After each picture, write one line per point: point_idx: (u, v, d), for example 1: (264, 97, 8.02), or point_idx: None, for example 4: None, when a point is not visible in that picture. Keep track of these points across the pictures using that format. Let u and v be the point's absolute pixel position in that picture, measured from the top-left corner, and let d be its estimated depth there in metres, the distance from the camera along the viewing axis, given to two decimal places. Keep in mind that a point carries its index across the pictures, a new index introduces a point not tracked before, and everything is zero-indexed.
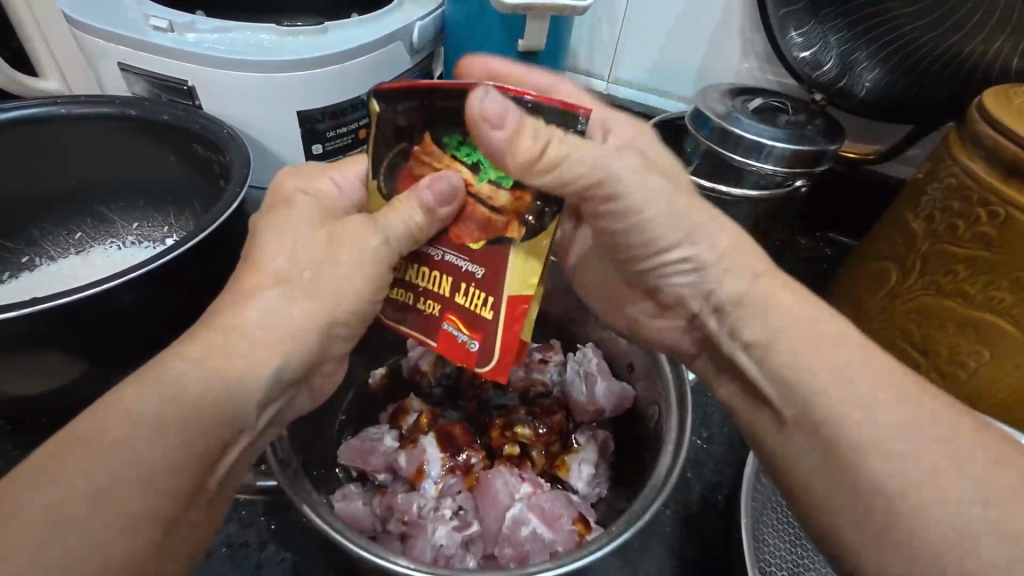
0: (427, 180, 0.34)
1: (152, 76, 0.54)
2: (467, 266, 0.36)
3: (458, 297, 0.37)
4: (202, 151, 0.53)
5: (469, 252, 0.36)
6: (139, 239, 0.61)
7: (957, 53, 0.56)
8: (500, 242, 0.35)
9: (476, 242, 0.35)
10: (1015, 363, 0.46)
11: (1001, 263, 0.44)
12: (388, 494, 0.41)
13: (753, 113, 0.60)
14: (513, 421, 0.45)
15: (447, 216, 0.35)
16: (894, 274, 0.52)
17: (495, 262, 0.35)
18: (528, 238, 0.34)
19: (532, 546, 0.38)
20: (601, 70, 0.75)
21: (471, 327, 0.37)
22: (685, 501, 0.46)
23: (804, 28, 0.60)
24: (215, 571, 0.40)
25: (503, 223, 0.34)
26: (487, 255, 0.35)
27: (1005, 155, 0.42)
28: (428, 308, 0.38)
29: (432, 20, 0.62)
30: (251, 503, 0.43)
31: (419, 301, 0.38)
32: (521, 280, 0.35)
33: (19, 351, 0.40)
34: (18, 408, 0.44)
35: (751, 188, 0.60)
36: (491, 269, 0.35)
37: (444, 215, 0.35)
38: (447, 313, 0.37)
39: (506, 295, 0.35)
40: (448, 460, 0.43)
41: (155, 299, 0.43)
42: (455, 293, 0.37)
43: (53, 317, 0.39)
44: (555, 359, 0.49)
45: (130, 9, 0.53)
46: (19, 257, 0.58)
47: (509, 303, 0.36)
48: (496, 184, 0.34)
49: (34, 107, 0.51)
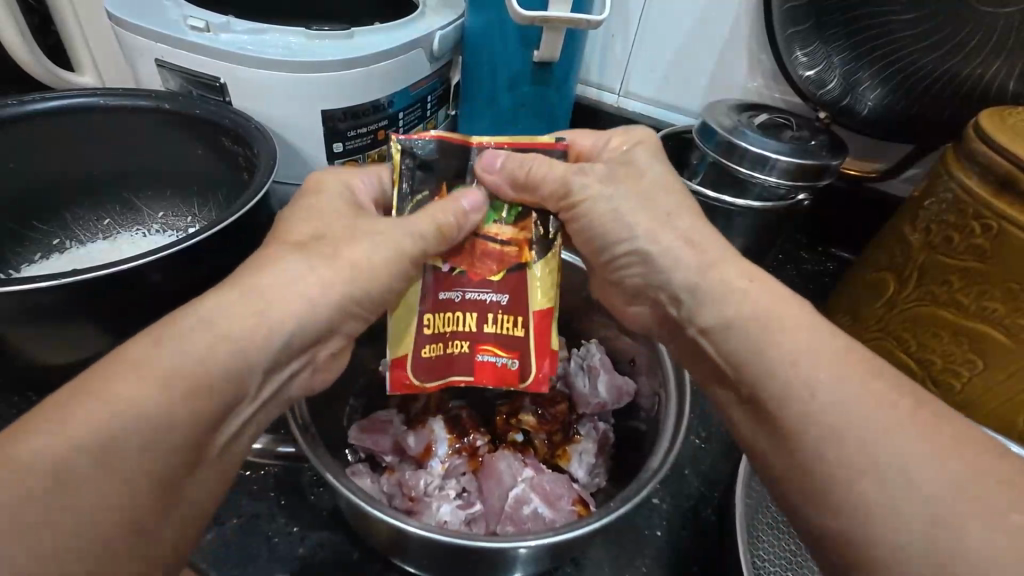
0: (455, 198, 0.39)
1: (187, 72, 0.57)
2: (484, 295, 0.42)
3: (488, 327, 0.42)
4: (229, 143, 0.56)
5: (494, 284, 0.42)
6: (164, 227, 0.63)
7: (955, 74, 0.58)
8: (517, 269, 0.41)
9: (496, 275, 0.42)
10: (1007, 372, 0.47)
11: (992, 275, 0.45)
12: (396, 473, 0.43)
13: (759, 127, 0.62)
14: (518, 410, 0.47)
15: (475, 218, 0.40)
16: (893, 284, 0.53)
17: (515, 287, 0.42)
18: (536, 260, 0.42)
19: (533, 524, 0.40)
20: (612, 83, 0.77)
21: (509, 353, 0.42)
22: (682, 495, 0.47)
23: (809, 48, 0.63)
24: (227, 539, 0.41)
25: (514, 253, 0.41)
26: (508, 283, 0.42)
27: (997, 171, 0.43)
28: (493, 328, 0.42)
29: (452, 29, 0.64)
30: (264, 478, 0.45)
31: (489, 321, 0.42)
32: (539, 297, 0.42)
33: (52, 321, 0.43)
34: (51, 372, 0.47)
35: (754, 200, 0.62)
36: (514, 294, 0.42)
37: (473, 217, 0.40)
38: (479, 346, 0.42)
39: (529, 314, 0.42)
40: (455, 442, 0.45)
41: (179, 281, 0.46)
42: (483, 325, 0.42)
43: (86, 289, 0.42)
44: (560, 355, 0.51)
45: (171, 10, 0.56)
46: (50, 239, 0.60)
47: (532, 320, 0.42)
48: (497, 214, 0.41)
49: (77, 97, 0.55)
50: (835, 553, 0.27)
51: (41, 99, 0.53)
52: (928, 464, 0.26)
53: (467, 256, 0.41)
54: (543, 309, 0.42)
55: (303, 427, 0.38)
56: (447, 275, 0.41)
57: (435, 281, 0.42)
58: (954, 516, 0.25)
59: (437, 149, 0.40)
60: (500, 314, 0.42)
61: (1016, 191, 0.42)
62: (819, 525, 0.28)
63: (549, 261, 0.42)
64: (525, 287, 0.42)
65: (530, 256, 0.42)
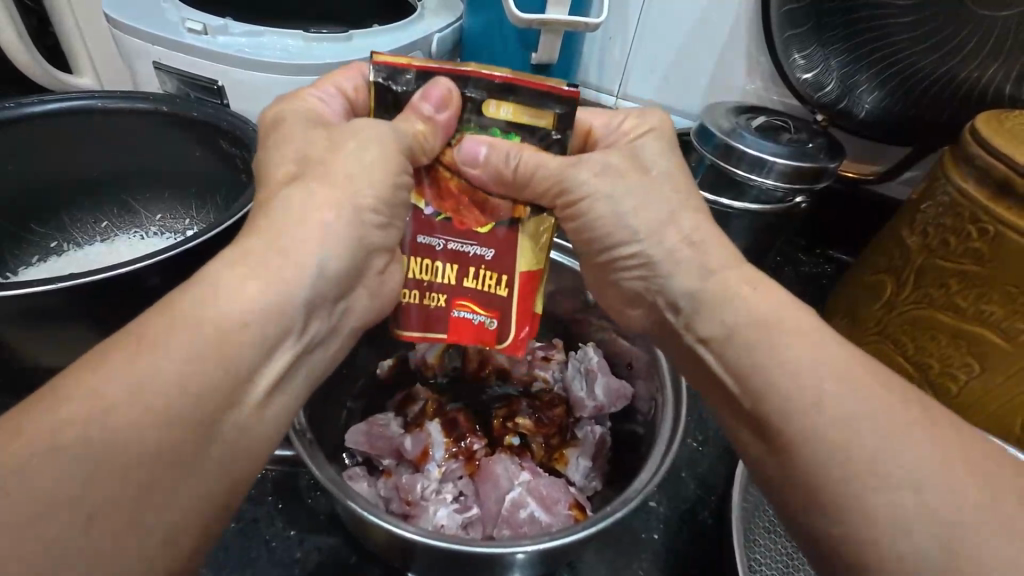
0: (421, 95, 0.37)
1: (185, 74, 0.57)
2: (474, 248, 0.40)
3: (468, 282, 0.41)
4: (226, 146, 0.56)
5: (478, 237, 0.40)
6: (162, 230, 0.63)
7: (952, 77, 0.58)
8: (506, 224, 0.40)
9: (483, 228, 0.40)
10: (1005, 374, 0.47)
11: (989, 278, 0.45)
12: (393, 476, 0.43)
13: (757, 130, 0.62)
14: (515, 413, 0.48)
15: (442, 119, 0.37)
16: (890, 286, 0.53)
17: (503, 245, 0.40)
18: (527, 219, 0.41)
19: (530, 528, 0.39)
20: (610, 86, 0.78)
21: (489, 309, 0.42)
22: (679, 498, 0.47)
23: (807, 50, 0.63)
24: (224, 542, 0.41)
25: (507, 208, 0.40)
26: (496, 238, 0.40)
27: (995, 174, 0.43)
28: (471, 281, 0.41)
29: (450, 31, 0.64)
30: (261, 482, 0.45)
31: (471, 275, 0.41)
32: (526, 258, 0.41)
33: (49, 324, 0.43)
34: (48, 375, 0.47)
35: (752, 202, 0.62)
36: (501, 251, 0.40)
37: (441, 118, 0.37)
38: (457, 301, 0.41)
39: (516, 274, 0.41)
40: (452, 445, 0.45)
41: (176, 284, 0.46)
42: (464, 279, 0.41)
43: (83, 292, 0.42)
44: (557, 358, 0.51)
45: (169, 12, 0.56)
46: (48, 241, 0.60)
47: (518, 281, 0.41)
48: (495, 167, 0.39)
49: (75, 100, 0.55)
50: (832, 561, 0.27)
51: (39, 101, 0.53)
52: (924, 469, 0.26)
53: (453, 202, 0.40)
54: (530, 270, 0.41)
55: (300, 431, 0.38)
56: (428, 217, 0.40)
57: (415, 221, 0.40)
58: (949, 522, 0.25)
59: (418, 79, 0.38)
60: (482, 264, 0.41)
61: (1013, 195, 0.42)
62: (816, 532, 0.28)
63: (541, 225, 0.41)
64: (516, 249, 0.40)
65: (521, 213, 0.41)
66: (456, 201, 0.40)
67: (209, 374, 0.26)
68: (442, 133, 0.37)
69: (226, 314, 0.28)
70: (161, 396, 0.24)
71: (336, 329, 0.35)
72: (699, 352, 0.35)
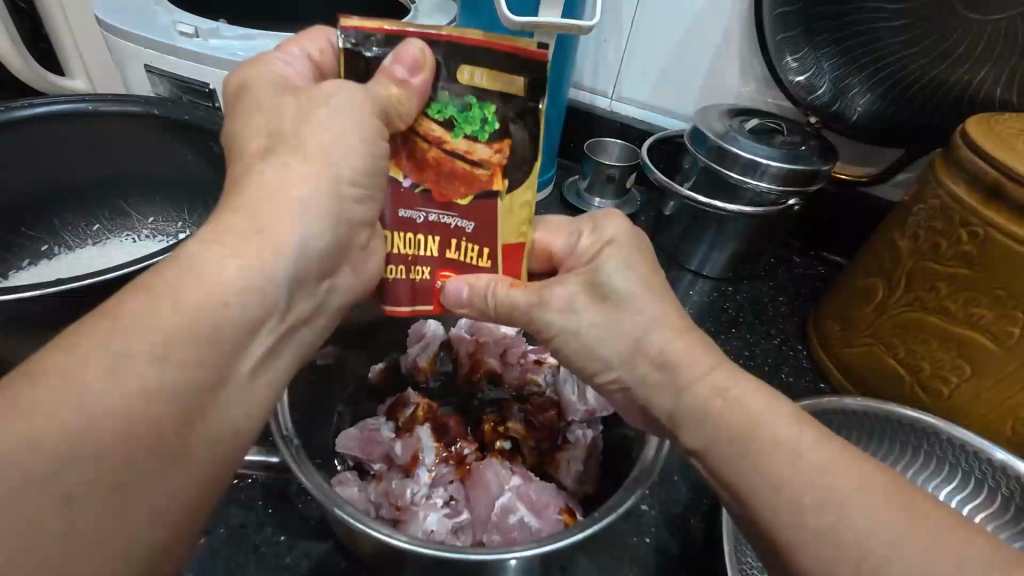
0: (394, 56, 0.34)
1: (176, 77, 0.57)
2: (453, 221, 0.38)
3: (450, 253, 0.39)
4: (218, 149, 0.56)
5: (457, 209, 0.37)
6: (154, 233, 0.64)
7: (944, 80, 0.58)
8: (486, 195, 0.37)
9: (462, 199, 0.37)
10: (994, 378, 0.47)
11: (979, 282, 0.46)
12: (383, 481, 0.42)
13: (750, 132, 0.62)
14: (506, 418, 0.48)
15: (420, 84, 0.34)
16: (881, 289, 0.54)
17: (484, 215, 0.37)
18: (511, 189, 0.37)
19: (520, 533, 0.39)
20: (604, 88, 0.78)
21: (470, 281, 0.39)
22: (670, 502, 0.47)
23: (800, 53, 0.63)
24: (214, 548, 0.41)
25: (486, 177, 0.37)
26: (475, 210, 0.37)
27: (985, 179, 0.43)
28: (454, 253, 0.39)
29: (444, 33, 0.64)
30: (252, 486, 0.45)
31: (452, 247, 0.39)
32: (509, 226, 0.38)
33: (38, 329, 0.42)
34: None
35: (746, 204, 0.62)
36: (482, 222, 0.38)
37: (418, 82, 0.34)
38: (440, 272, 0.39)
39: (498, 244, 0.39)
40: (442, 450, 0.45)
41: None
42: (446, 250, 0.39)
43: (71, 298, 0.42)
44: (549, 361, 0.51)
45: (160, 15, 0.56)
46: (39, 245, 0.60)
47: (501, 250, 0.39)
48: (473, 139, 0.36)
49: (65, 103, 0.54)
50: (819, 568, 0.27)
51: (28, 105, 0.53)
52: None
53: (432, 173, 0.37)
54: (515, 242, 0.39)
55: (287, 437, 0.38)
56: (407, 190, 0.37)
57: (394, 195, 0.37)
58: None
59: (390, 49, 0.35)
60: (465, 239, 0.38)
61: (1004, 199, 0.43)
62: (805, 539, 0.28)
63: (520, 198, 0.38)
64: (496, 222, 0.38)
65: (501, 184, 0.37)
66: (436, 171, 0.37)
67: (193, 385, 0.25)
68: (417, 97, 0.34)
69: (211, 295, 0.27)
70: (144, 408, 0.24)
71: (321, 336, 0.35)
72: (689, 359, 0.35)
